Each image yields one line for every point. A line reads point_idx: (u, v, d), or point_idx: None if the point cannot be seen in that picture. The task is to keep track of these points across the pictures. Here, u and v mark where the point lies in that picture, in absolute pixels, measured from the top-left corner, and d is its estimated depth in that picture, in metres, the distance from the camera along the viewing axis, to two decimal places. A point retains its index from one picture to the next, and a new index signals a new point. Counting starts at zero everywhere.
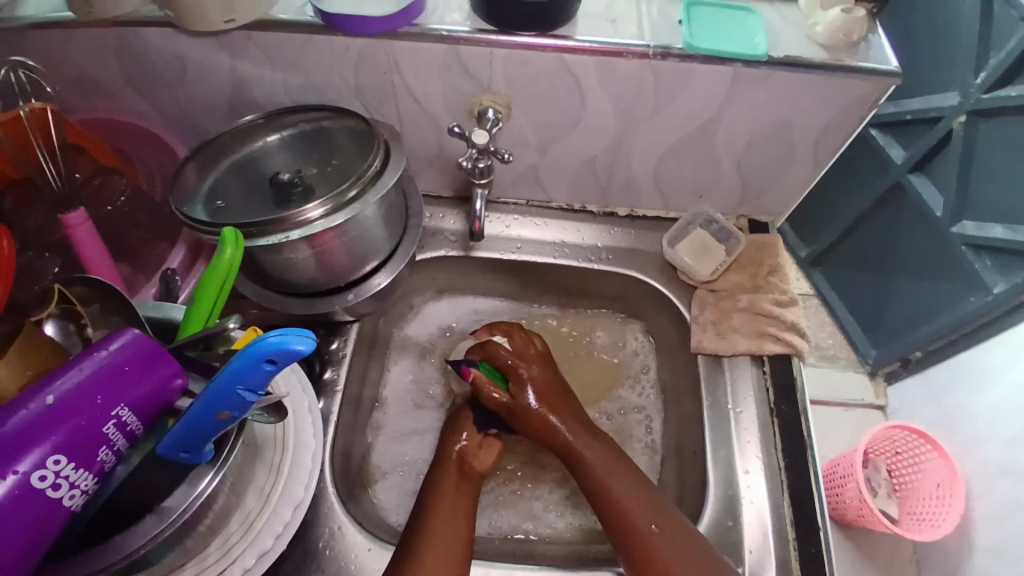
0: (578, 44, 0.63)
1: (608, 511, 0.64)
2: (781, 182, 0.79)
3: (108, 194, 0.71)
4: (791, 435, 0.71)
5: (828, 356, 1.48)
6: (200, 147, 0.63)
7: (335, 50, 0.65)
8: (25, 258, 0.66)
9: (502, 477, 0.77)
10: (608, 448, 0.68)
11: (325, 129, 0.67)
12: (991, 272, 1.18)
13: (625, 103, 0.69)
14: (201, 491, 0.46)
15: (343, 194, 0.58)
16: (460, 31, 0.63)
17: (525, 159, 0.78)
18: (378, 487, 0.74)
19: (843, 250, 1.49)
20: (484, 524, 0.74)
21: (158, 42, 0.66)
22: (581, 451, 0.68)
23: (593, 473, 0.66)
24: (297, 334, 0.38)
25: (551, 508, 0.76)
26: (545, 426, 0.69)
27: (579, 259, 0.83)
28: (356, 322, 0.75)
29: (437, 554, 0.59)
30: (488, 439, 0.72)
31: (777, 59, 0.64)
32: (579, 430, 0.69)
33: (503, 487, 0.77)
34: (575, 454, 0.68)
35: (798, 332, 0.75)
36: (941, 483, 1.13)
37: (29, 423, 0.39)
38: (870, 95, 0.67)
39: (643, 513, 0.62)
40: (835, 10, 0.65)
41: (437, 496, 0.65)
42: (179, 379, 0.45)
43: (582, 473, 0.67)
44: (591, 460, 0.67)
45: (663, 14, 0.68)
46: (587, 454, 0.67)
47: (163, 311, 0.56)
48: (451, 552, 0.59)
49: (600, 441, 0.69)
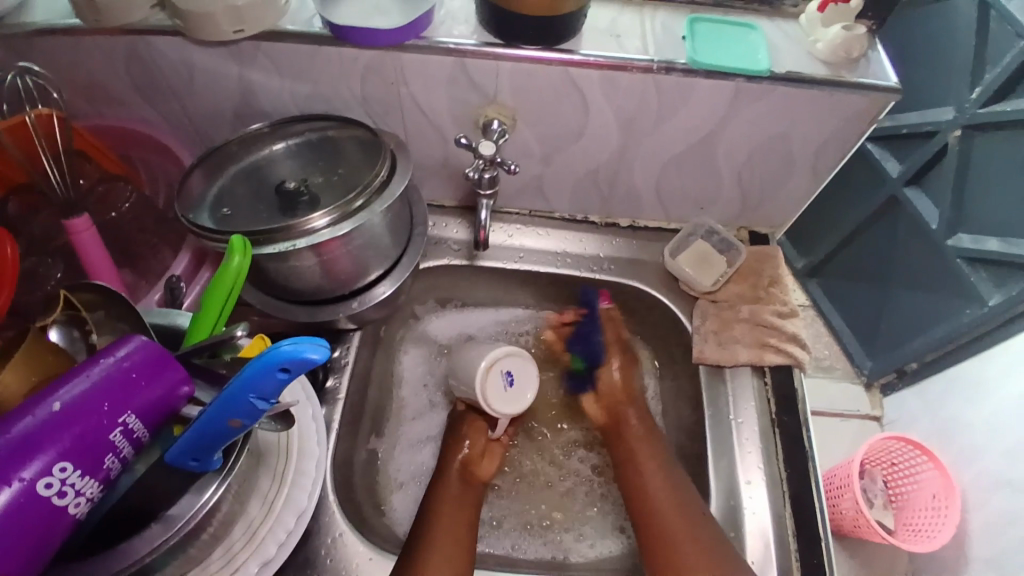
0: (583, 58, 0.64)
1: (636, 491, 0.70)
2: (782, 195, 0.80)
3: (115, 199, 0.71)
4: (792, 445, 0.71)
5: (825, 367, 1.49)
6: (207, 155, 0.64)
7: (342, 61, 0.66)
8: (29, 263, 0.66)
9: (514, 489, 0.77)
10: (653, 436, 0.75)
11: (332, 138, 0.67)
12: (986, 285, 1.19)
13: (629, 116, 0.70)
14: (206, 499, 0.46)
15: (350, 203, 0.59)
16: (467, 44, 0.64)
17: (529, 170, 0.79)
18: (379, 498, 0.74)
19: (840, 261, 1.50)
20: (507, 546, 0.73)
21: (167, 50, 0.66)
22: (631, 432, 0.76)
23: (637, 451, 0.73)
24: (311, 343, 0.38)
25: (586, 539, 0.74)
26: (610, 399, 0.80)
27: (581, 269, 0.83)
28: (358, 329, 0.75)
29: (442, 557, 0.59)
30: (491, 446, 0.74)
31: (780, 75, 0.65)
32: (635, 417, 0.77)
33: (530, 511, 0.76)
34: (626, 435, 0.76)
35: (798, 343, 0.76)
36: (936, 494, 1.13)
37: (35, 429, 0.39)
38: (870, 110, 0.68)
39: (663, 494, 0.68)
40: (836, 27, 0.66)
41: (439, 504, 0.65)
42: (185, 386, 0.45)
43: (625, 451, 0.74)
44: (636, 443, 0.74)
45: (666, 30, 0.69)
46: (636, 437, 0.75)
47: (169, 318, 0.57)
48: (454, 557, 0.60)
49: (647, 431, 0.76)
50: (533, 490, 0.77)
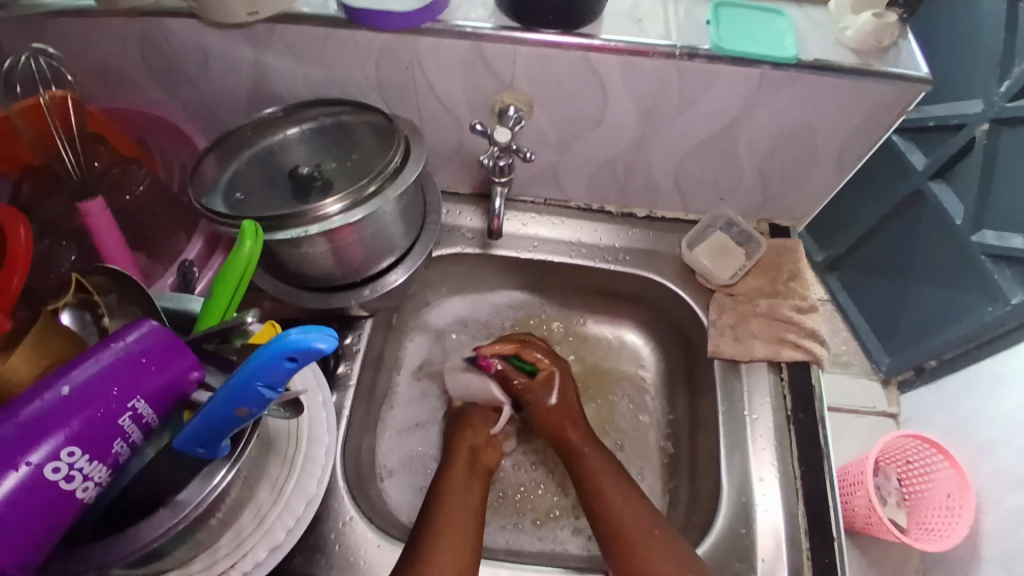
0: (603, 43, 0.62)
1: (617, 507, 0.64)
2: (804, 188, 0.78)
3: (129, 182, 0.69)
4: (807, 442, 0.70)
5: (842, 362, 1.46)
6: (220, 139, 0.63)
7: (356, 45, 0.65)
8: (43, 246, 0.66)
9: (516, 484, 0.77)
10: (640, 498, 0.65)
11: (345, 123, 0.66)
12: (1011, 283, 1.16)
13: (648, 103, 0.68)
14: (214, 486, 0.46)
15: (363, 189, 0.58)
16: (484, 28, 0.62)
17: (545, 158, 0.77)
18: (389, 485, 0.74)
19: (861, 254, 1.47)
20: (504, 540, 0.73)
21: (180, 33, 0.66)
22: (596, 467, 0.68)
23: (610, 494, 0.65)
24: (320, 332, 0.38)
25: (582, 533, 0.74)
26: (558, 431, 0.71)
27: (596, 260, 0.82)
28: (370, 317, 0.75)
29: (450, 539, 0.59)
30: (492, 441, 0.73)
31: (806, 62, 0.63)
32: (609, 472, 0.67)
33: (528, 505, 0.76)
34: (601, 499, 0.65)
35: (817, 339, 0.75)
36: (950, 493, 1.11)
37: (44, 413, 0.39)
38: (899, 101, 0.65)
39: (623, 501, 0.65)
40: (866, 14, 0.64)
41: (445, 493, 0.65)
42: (195, 371, 0.44)
43: (597, 494, 0.66)
44: (619, 507, 0.64)
45: (689, 15, 0.66)
46: (619, 503, 0.65)
47: (181, 302, 0.56)
48: (458, 544, 0.59)
49: (629, 496, 0.65)
50: (538, 485, 0.77)
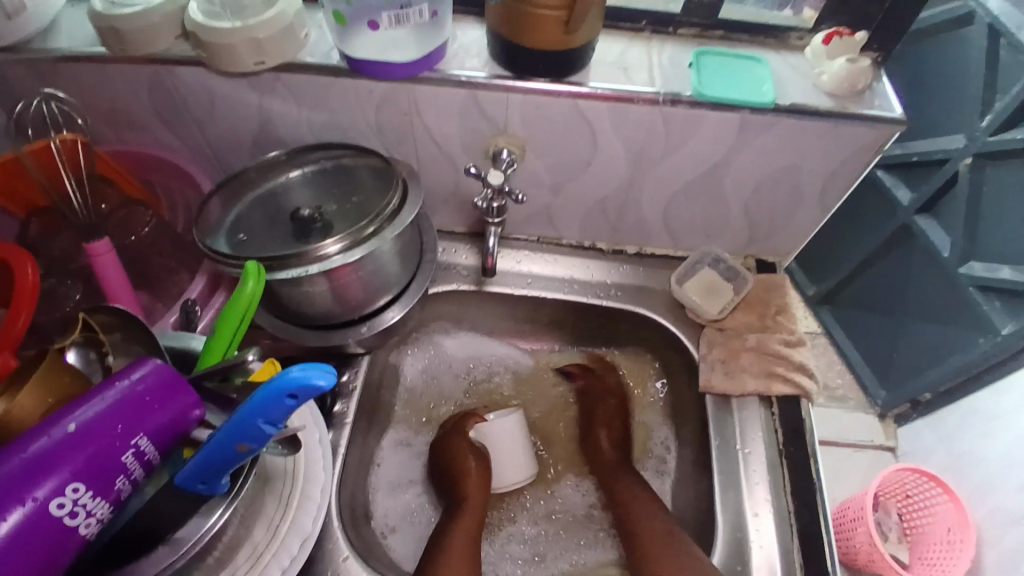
0: (591, 91, 0.66)
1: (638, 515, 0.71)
2: (790, 225, 0.80)
3: (135, 223, 0.72)
4: (800, 478, 0.71)
5: (838, 396, 1.47)
6: (225, 181, 0.66)
7: (358, 92, 0.68)
8: (48, 283, 0.68)
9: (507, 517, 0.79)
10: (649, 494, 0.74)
11: (346, 166, 0.69)
12: (1000, 315, 1.18)
13: (636, 148, 0.71)
14: (212, 523, 0.47)
15: (362, 229, 0.60)
16: (479, 77, 0.66)
17: (538, 199, 0.80)
18: (399, 541, 0.74)
19: (853, 288, 1.48)
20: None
21: (189, 80, 0.69)
22: (632, 488, 0.74)
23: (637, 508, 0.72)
24: (318, 370, 0.39)
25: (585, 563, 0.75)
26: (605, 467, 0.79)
27: (589, 296, 0.84)
28: (368, 353, 0.76)
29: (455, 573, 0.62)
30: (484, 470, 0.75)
31: (783, 107, 0.66)
32: (629, 474, 0.77)
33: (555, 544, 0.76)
34: (622, 488, 0.75)
35: (806, 373, 0.76)
36: (951, 527, 1.10)
37: (49, 450, 0.40)
38: (876, 142, 0.68)
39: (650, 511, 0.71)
40: (841, 59, 0.68)
41: (458, 523, 0.69)
42: (196, 409, 0.46)
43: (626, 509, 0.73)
44: (629, 494, 0.74)
45: (673, 63, 0.70)
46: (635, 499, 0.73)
47: (183, 341, 0.58)
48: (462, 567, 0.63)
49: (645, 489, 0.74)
50: (506, 527, 0.78)
